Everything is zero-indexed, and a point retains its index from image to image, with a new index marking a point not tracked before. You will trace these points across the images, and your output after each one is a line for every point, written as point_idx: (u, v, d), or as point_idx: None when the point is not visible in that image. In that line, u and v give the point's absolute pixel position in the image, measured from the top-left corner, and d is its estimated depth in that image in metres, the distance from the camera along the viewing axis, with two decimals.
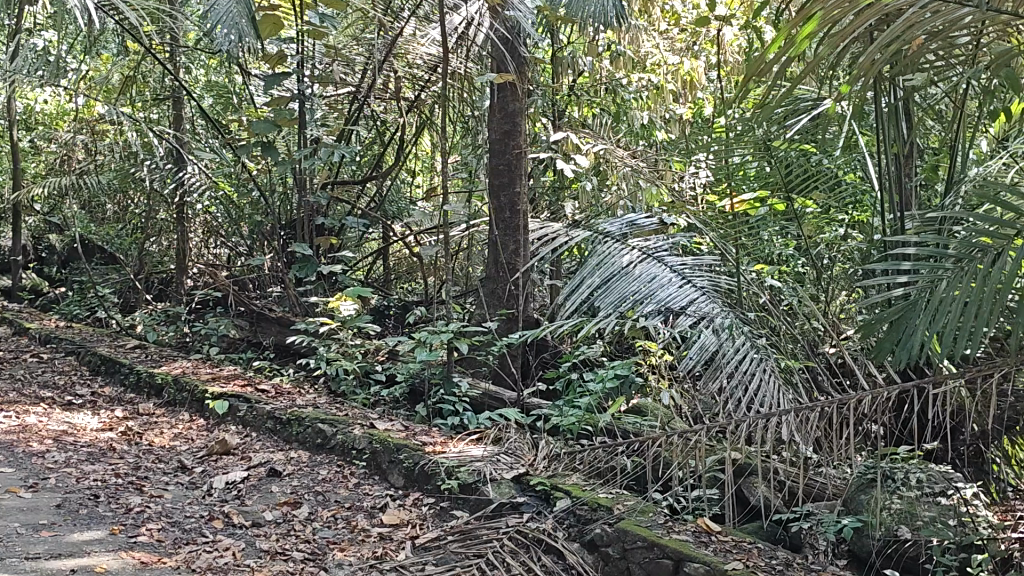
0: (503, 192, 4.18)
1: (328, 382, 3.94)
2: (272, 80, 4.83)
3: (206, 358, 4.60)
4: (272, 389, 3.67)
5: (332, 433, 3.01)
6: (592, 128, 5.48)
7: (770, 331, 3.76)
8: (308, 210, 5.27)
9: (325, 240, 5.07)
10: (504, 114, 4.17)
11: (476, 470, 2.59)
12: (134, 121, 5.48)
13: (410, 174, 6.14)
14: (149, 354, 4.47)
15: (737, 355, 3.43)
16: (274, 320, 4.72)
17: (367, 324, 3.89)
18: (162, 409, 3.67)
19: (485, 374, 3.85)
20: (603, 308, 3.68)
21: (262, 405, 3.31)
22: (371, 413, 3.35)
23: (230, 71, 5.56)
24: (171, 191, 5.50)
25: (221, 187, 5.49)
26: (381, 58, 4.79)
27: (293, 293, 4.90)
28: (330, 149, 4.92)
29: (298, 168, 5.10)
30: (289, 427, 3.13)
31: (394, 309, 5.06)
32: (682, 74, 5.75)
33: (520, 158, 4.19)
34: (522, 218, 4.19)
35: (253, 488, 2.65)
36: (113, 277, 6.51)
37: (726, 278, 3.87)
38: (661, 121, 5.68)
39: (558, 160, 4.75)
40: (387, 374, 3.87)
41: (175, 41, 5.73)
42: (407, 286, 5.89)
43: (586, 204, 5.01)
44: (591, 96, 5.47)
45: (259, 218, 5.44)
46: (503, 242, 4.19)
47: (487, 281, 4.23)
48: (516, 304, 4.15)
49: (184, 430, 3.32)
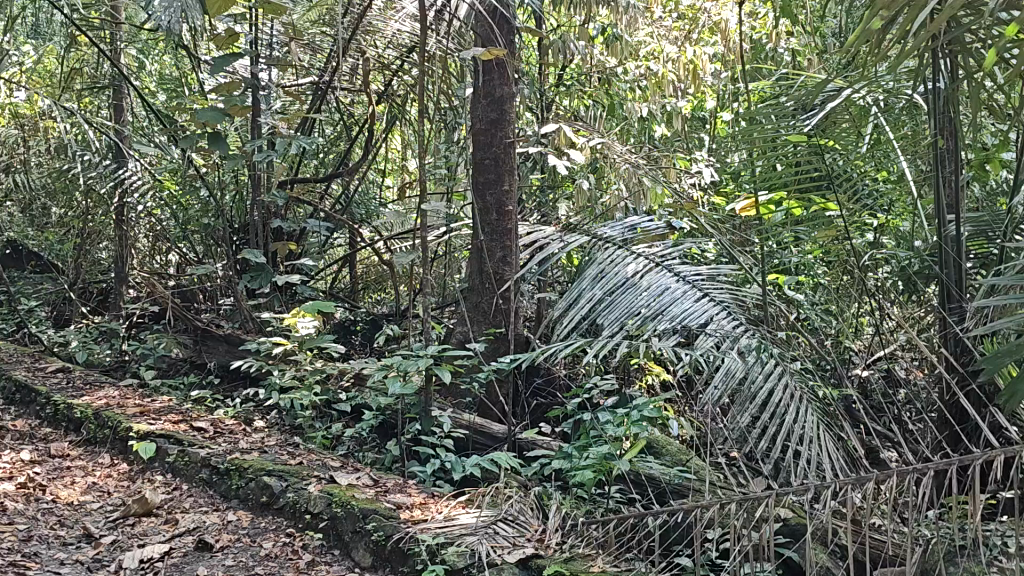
0: (489, 191, 3.60)
1: (280, 415, 3.35)
2: (220, 62, 4.19)
3: (141, 383, 3.98)
4: (212, 426, 3.06)
5: (280, 490, 2.42)
6: (585, 119, 4.88)
7: (801, 353, 3.25)
8: (262, 213, 4.67)
9: (282, 244, 4.48)
10: (490, 100, 3.60)
11: (468, 551, 2.01)
12: (66, 111, 4.85)
13: (380, 174, 5.53)
14: (72, 379, 3.85)
15: (771, 383, 2.91)
16: (222, 339, 4.13)
17: (328, 345, 3.31)
18: (77, 449, 3.06)
19: (469, 404, 3.28)
20: (609, 328, 3.15)
21: (196, 450, 2.72)
22: (331, 459, 2.76)
23: (177, 55, 4.94)
24: (108, 190, 4.87)
25: (165, 187, 4.87)
26: (348, 38, 4.22)
27: (244, 306, 4.30)
28: (288, 141, 4.32)
29: (253, 164, 4.51)
30: (227, 480, 2.55)
31: (362, 324, 4.47)
32: (686, 63, 5.06)
33: (508, 150, 3.61)
34: (512, 220, 3.62)
35: (174, 571, 2.07)
36: (47, 288, 5.83)
37: (748, 291, 3.38)
38: (663, 115, 5.08)
39: (551, 156, 4.10)
40: (351, 406, 3.28)
41: (116, 23, 5.11)
42: (376, 297, 5.28)
43: (582, 205, 4.38)
44: (584, 86, 4.83)
45: (208, 221, 4.84)
46: (489, 247, 3.60)
47: (469, 294, 3.66)
48: (505, 321, 3.57)
49: (100, 481, 2.72)
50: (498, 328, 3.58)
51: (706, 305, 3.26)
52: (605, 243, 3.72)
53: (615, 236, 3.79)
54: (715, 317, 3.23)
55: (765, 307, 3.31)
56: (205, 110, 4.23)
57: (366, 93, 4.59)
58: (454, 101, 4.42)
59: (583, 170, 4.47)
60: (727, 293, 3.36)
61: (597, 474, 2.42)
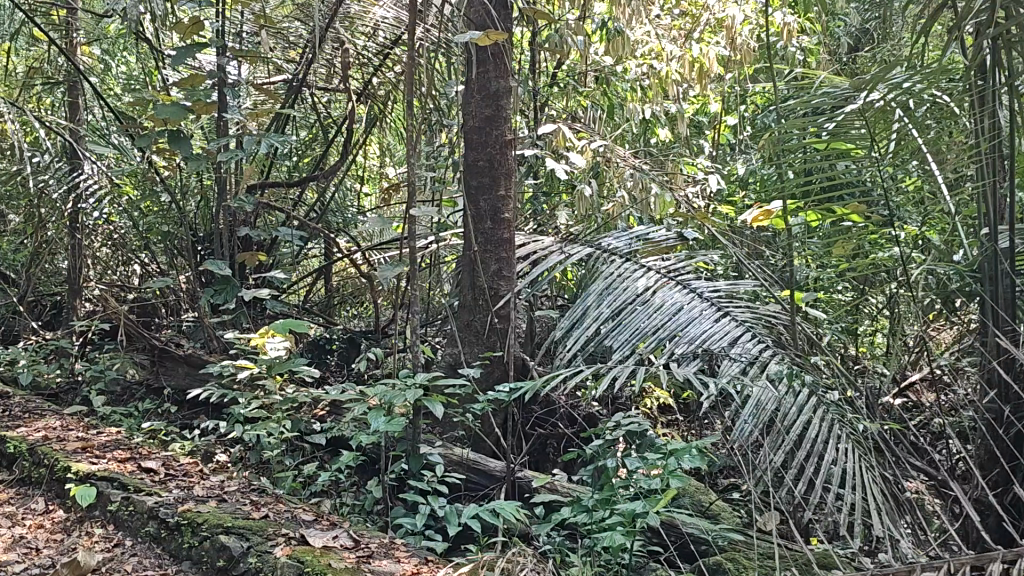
0: (483, 196, 3.23)
1: (245, 449, 2.95)
2: (183, 52, 3.79)
3: (90, 409, 3.56)
4: (166, 466, 2.66)
5: (241, 553, 2.03)
6: (583, 119, 4.49)
7: (835, 381, 2.90)
8: (229, 221, 4.27)
9: (251, 255, 4.09)
10: (484, 94, 3.22)
11: None
12: (13, 107, 4.41)
13: (358, 180, 5.13)
14: (11, 406, 3.42)
15: (806, 415, 2.57)
16: (182, 360, 3.76)
17: (300, 368, 2.94)
18: (7, 493, 2.64)
19: (460, 438, 2.91)
20: (620, 352, 2.79)
21: (143, 498, 2.32)
22: (303, 508, 2.38)
23: (138, 48, 4.53)
24: (61, 195, 4.44)
25: (124, 192, 4.46)
26: (326, 28, 3.84)
27: (208, 323, 3.90)
28: (258, 141, 3.93)
29: (220, 166, 4.11)
30: (179, 537, 2.16)
31: (338, 343, 4.06)
32: (690, 61, 4.53)
33: (503, 150, 3.23)
34: (508, 229, 3.24)
35: None
36: None
37: (773, 310, 3.03)
38: (665, 117, 4.72)
39: (548, 159, 3.72)
40: (326, 440, 2.90)
41: (71, 12, 4.69)
42: (352, 313, 4.89)
43: (584, 213, 3.79)
44: (579, 85, 4.52)
45: (168, 228, 4.43)
46: (483, 259, 3.22)
47: (460, 311, 3.28)
48: (501, 343, 3.20)
49: (28, 534, 2.31)
50: (493, 350, 3.21)
51: (728, 325, 2.91)
52: (610, 255, 3.36)
53: (619, 248, 3.42)
54: (738, 339, 2.87)
55: (794, 328, 2.96)
56: (164, 106, 3.83)
57: (345, 92, 4.22)
58: (441, 99, 4.04)
59: (581, 177, 4.04)
60: (749, 312, 3.00)
61: (622, 533, 2.04)
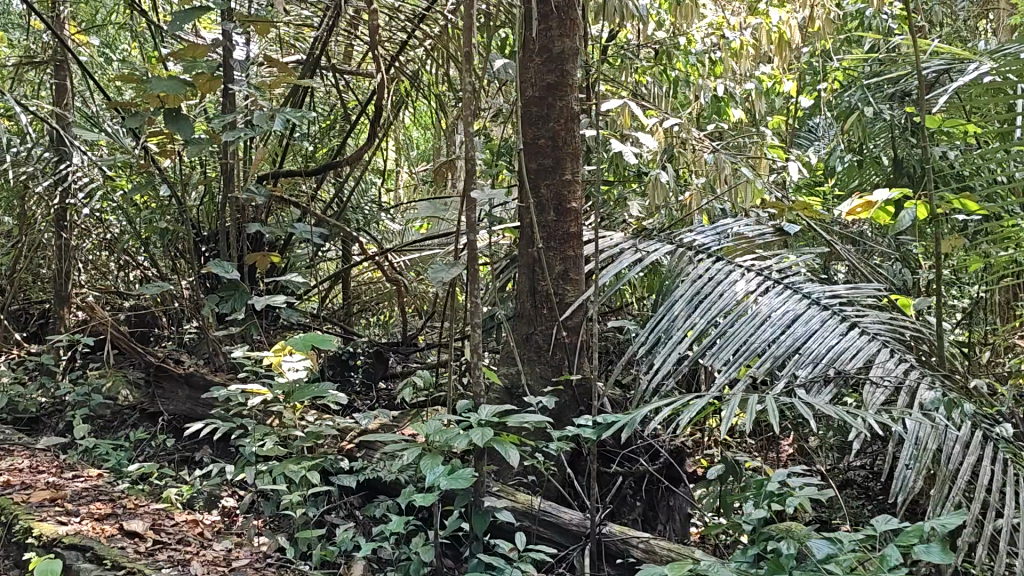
0: (545, 181, 2.66)
1: (256, 495, 2.41)
2: (183, 14, 3.20)
3: (75, 440, 3.01)
4: (152, 532, 2.19)
5: None
6: (644, 97, 3.89)
7: (994, 410, 2.32)
8: (237, 217, 3.70)
9: (263, 257, 3.53)
10: (545, 57, 2.65)
11: None
12: None
13: (380, 172, 4.54)
14: None
15: (975, 457, 1.99)
16: (183, 380, 3.21)
17: (326, 392, 2.35)
18: None
19: (525, 482, 2.35)
20: (727, 375, 2.20)
21: None
22: None
23: (132, 18, 3.93)
24: (44, 190, 3.87)
25: (116, 184, 3.89)
26: None
27: (213, 335, 3.35)
28: (271, 118, 3.34)
29: (227, 150, 3.53)
30: None
31: (363, 358, 3.50)
32: (768, 29, 3.99)
33: (568, 126, 2.66)
34: (576, 221, 2.67)
35: None
36: None
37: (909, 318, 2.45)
38: (736, 96, 4.14)
39: (614, 139, 3.13)
40: (357, 485, 2.35)
41: None
42: (374, 322, 4.33)
43: (657, 201, 3.20)
44: (638, 59, 3.92)
45: (167, 225, 3.88)
46: (546, 259, 2.65)
47: (517, 323, 2.71)
48: (569, 361, 2.63)
49: None
50: (559, 370, 2.64)
51: (857, 339, 2.32)
52: (697, 252, 2.78)
53: (704, 245, 2.83)
54: (872, 357, 2.29)
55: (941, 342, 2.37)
56: (160, 79, 3.23)
57: (372, 65, 3.63)
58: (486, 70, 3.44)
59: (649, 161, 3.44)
60: (880, 323, 2.42)
61: None
